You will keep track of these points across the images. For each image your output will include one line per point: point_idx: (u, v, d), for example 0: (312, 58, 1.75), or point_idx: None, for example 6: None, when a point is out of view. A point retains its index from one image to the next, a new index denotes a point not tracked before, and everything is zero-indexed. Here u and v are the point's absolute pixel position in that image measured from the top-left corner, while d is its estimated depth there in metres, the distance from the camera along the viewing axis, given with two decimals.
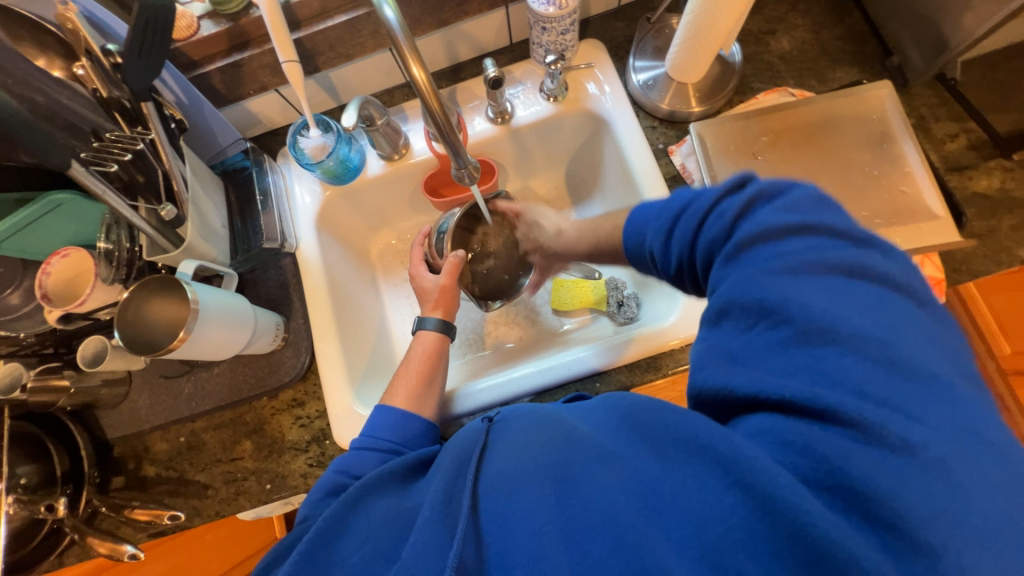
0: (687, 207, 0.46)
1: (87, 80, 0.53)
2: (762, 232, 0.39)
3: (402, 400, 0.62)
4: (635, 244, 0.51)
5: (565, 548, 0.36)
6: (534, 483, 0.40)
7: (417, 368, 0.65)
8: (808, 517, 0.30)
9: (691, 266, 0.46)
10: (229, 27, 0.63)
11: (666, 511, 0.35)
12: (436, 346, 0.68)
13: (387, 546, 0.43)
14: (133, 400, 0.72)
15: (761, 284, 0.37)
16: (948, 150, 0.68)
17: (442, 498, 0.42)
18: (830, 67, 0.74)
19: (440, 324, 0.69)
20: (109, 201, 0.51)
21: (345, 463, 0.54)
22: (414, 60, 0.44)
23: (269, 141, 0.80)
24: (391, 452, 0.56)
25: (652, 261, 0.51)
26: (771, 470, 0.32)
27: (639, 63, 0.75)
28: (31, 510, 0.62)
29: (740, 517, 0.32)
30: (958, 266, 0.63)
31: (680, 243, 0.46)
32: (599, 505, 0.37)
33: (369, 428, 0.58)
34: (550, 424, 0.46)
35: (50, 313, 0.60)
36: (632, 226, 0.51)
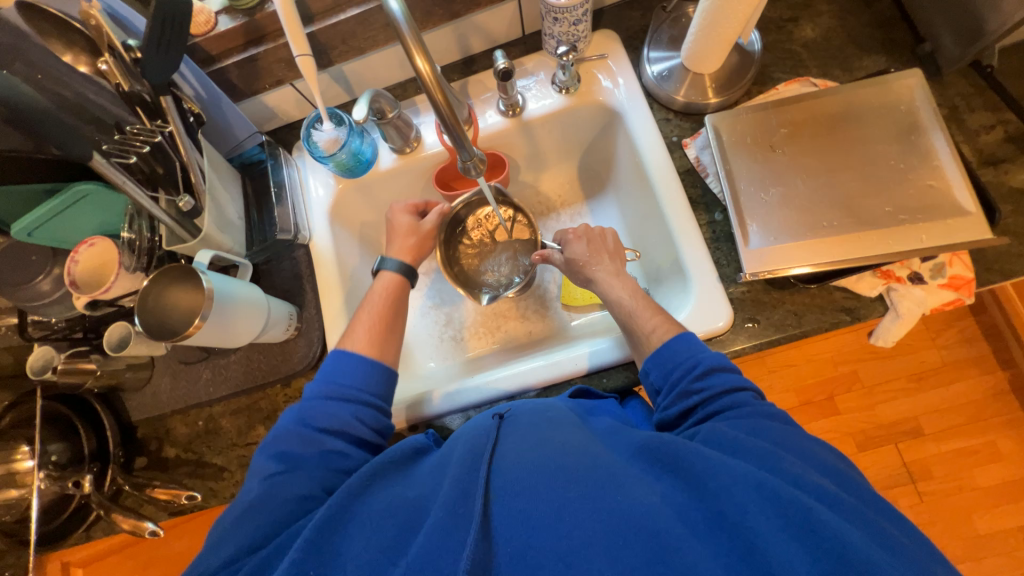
0: (732, 370, 0.53)
1: (110, 76, 0.54)
2: (767, 411, 0.48)
3: (363, 343, 0.62)
4: (675, 349, 0.55)
5: (598, 553, 0.37)
6: (567, 491, 0.41)
7: (378, 312, 0.66)
8: (867, 559, 0.34)
9: (694, 403, 0.51)
10: (245, 22, 0.65)
11: (707, 535, 0.38)
12: (396, 289, 0.69)
13: (392, 542, 0.43)
14: (156, 384, 0.74)
15: (771, 428, 0.46)
16: (983, 143, 0.64)
17: (455, 498, 0.43)
18: (857, 55, 0.71)
19: (403, 268, 0.70)
20: (130, 192, 0.52)
21: (309, 416, 0.56)
22: (419, 52, 0.44)
23: (284, 135, 0.81)
24: (346, 397, 0.57)
25: (673, 369, 0.54)
26: (827, 514, 0.36)
27: (654, 54, 0.73)
28: (61, 485, 0.68)
29: (788, 549, 0.35)
30: (990, 265, 0.60)
31: (710, 385, 0.51)
32: (640, 518, 0.38)
33: (330, 378, 0.59)
34: (561, 429, 0.48)
35: (78, 300, 0.62)
36: (685, 341, 0.55)
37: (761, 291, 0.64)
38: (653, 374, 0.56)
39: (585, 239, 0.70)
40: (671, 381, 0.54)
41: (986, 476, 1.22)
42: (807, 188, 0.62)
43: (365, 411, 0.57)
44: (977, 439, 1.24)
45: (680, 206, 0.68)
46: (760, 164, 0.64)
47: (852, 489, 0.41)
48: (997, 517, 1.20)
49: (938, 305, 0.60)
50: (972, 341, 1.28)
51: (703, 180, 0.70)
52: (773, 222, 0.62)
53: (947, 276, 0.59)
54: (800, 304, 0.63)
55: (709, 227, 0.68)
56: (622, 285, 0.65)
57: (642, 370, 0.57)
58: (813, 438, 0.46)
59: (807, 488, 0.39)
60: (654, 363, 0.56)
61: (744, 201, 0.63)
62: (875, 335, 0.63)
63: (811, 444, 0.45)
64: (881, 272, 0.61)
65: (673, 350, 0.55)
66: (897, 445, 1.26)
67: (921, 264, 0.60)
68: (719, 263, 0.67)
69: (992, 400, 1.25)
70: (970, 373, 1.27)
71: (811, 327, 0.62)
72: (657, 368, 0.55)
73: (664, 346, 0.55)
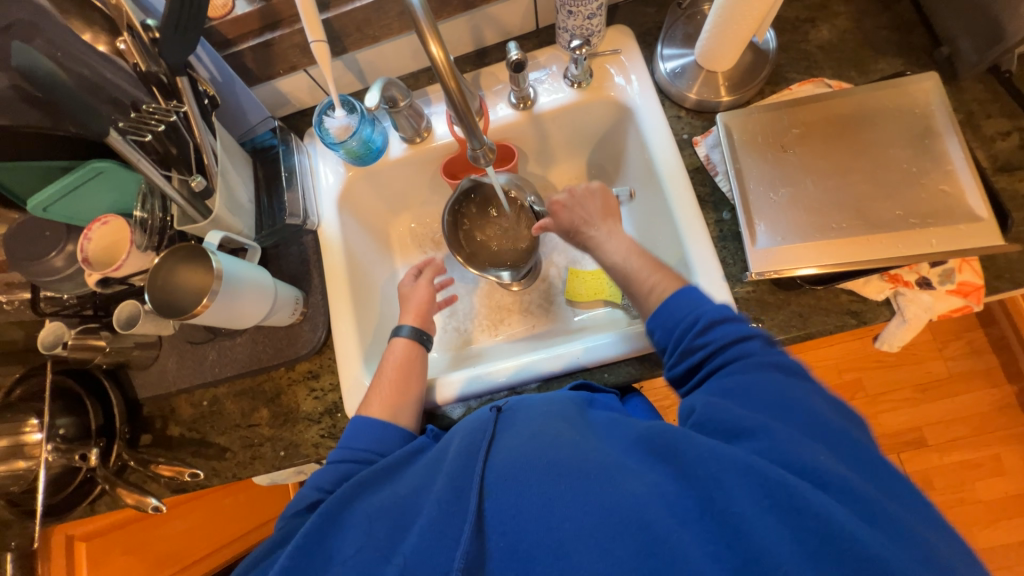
0: (736, 319, 0.50)
1: (128, 54, 0.56)
2: (775, 361, 0.46)
3: (375, 410, 0.61)
4: (676, 306, 0.52)
5: (587, 546, 0.37)
6: (554, 485, 0.40)
7: (390, 377, 0.65)
8: (850, 535, 0.33)
9: (700, 358, 0.49)
10: (262, 7, 0.65)
11: (696, 523, 0.36)
12: (407, 356, 0.67)
13: (385, 537, 0.44)
14: (162, 363, 0.76)
15: (773, 386, 0.43)
16: (998, 149, 0.63)
17: (448, 495, 0.43)
18: (872, 57, 0.70)
19: (414, 333, 0.69)
20: (144, 170, 0.53)
21: (321, 479, 0.55)
22: (432, 39, 0.44)
23: (297, 121, 0.82)
24: (359, 458, 0.56)
25: (675, 328, 0.52)
26: (812, 492, 0.35)
27: (667, 50, 0.73)
28: (69, 458, 0.68)
29: (776, 535, 0.34)
30: (1000, 272, 0.59)
31: (714, 340, 0.49)
32: (626, 507, 0.37)
33: (344, 445, 0.57)
34: (550, 423, 0.48)
35: (89, 276, 0.64)
36: (686, 296, 0.52)
37: (767, 291, 0.64)
38: (657, 334, 0.53)
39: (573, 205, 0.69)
40: (675, 341, 0.51)
41: (989, 489, 1.21)
42: (817, 190, 0.62)
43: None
44: (981, 452, 1.23)
45: (688, 204, 0.67)
46: (771, 164, 0.64)
47: (844, 453, 0.39)
48: (999, 531, 1.19)
49: (946, 311, 0.59)
50: (979, 353, 1.26)
51: (712, 179, 0.69)
52: (782, 222, 0.61)
53: (956, 282, 0.59)
54: (806, 305, 0.63)
55: (717, 226, 0.68)
56: (618, 245, 0.65)
57: (646, 329, 0.55)
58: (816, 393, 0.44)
59: (796, 467, 0.37)
60: (656, 323, 0.53)
61: (752, 200, 0.63)
62: (881, 339, 0.62)
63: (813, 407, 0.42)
64: (889, 276, 0.61)
65: (674, 306, 0.52)
66: (900, 454, 1.25)
67: (930, 270, 0.60)
68: (725, 262, 0.66)
69: (998, 413, 1.24)
70: (976, 385, 1.25)
71: (816, 329, 0.62)
72: (660, 328, 0.53)
73: (664, 304, 0.53)
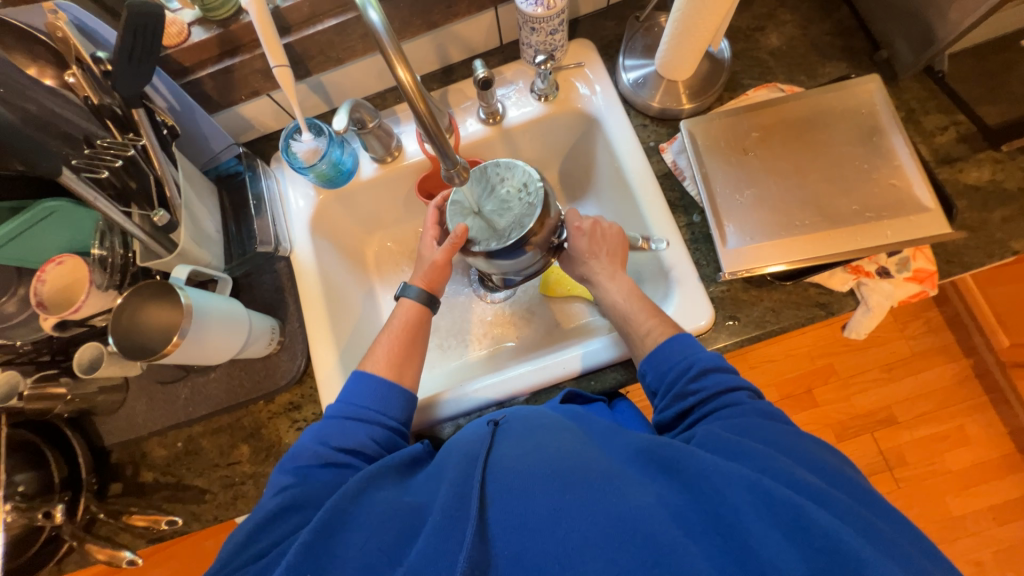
0: (725, 368, 0.53)
1: (77, 88, 0.53)
2: (763, 409, 0.49)
3: (382, 367, 0.61)
4: (669, 351, 0.55)
5: (596, 555, 0.36)
6: (563, 493, 0.40)
7: (398, 336, 0.64)
8: (859, 557, 0.34)
9: (690, 404, 0.52)
10: (220, 33, 0.64)
11: (703, 537, 0.38)
12: (416, 318, 0.66)
13: (390, 544, 0.42)
14: (130, 406, 0.72)
15: (765, 429, 0.46)
16: (938, 143, 0.68)
17: (452, 502, 0.42)
18: (819, 62, 0.74)
19: (423, 296, 0.67)
20: (101, 208, 0.51)
21: (326, 435, 0.55)
22: (399, 62, 0.44)
23: (262, 146, 0.80)
24: (365, 418, 0.56)
25: (668, 371, 0.54)
26: (821, 514, 0.36)
27: (629, 61, 0.76)
28: (30, 517, 0.62)
29: (781, 549, 0.35)
30: (950, 258, 0.63)
31: (705, 386, 0.52)
32: (635, 520, 0.38)
33: (350, 402, 0.58)
34: (550, 435, 0.47)
35: (44, 321, 0.59)
36: (678, 343, 0.55)
37: (740, 289, 0.66)
38: (649, 376, 0.56)
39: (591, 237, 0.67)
40: (667, 384, 0.54)
41: (957, 459, 1.28)
42: (779, 189, 0.65)
43: (379, 430, 0.56)
44: (946, 424, 1.30)
45: (659, 208, 0.69)
46: (734, 167, 0.67)
47: (842, 486, 0.41)
48: (968, 498, 1.26)
49: (905, 297, 0.63)
50: (937, 331, 1.34)
51: (681, 184, 0.72)
52: (749, 222, 0.64)
53: (912, 269, 0.62)
54: (778, 300, 0.65)
55: (688, 229, 0.70)
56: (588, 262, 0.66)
57: (639, 372, 0.58)
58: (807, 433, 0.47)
59: (797, 487, 0.39)
60: (649, 366, 0.56)
61: (720, 203, 0.65)
62: (849, 328, 0.65)
63: (807, 447, 0.44)
64: (851, 268, 0.64)
65: (666, 352, 0.55)
66: (874, 433, 1.31)
67: (887, 259, 0.63)
68: (699, 263, 0.68)
69: (958, 386, 1.31)
70: (937, 362, 1.32)
71: (789, 323, 0.64)
72: (653, 370, 0.56)
73: (657, 350, 0.56)
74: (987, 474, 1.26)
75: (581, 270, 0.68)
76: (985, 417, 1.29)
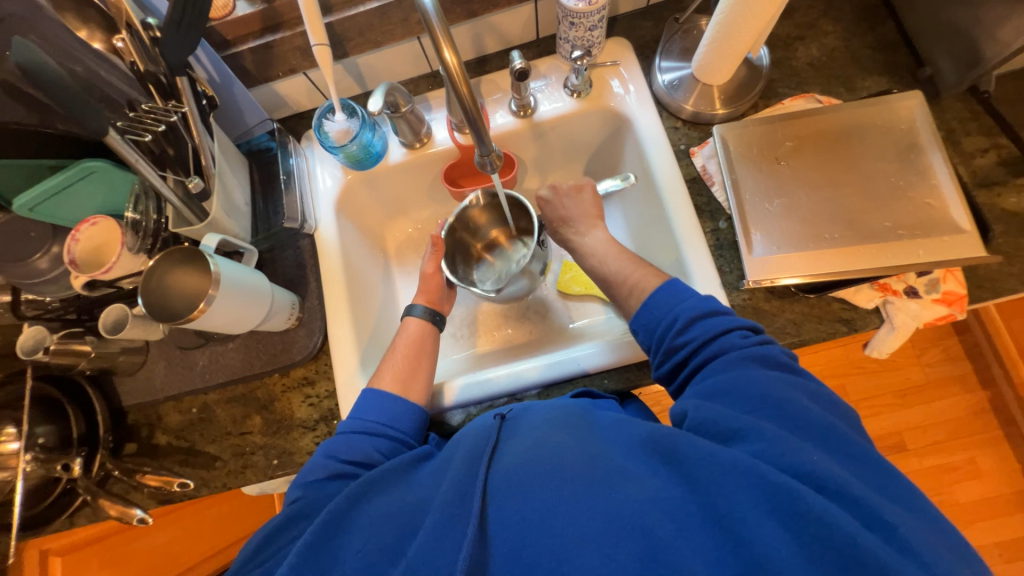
0: (717, 316, 0.53)
1: (126, 53, 0.55)
2: (755, 356, 0.48)
3: (389, 382, 0.63)
4: (655, 306, 0.56)
5: (591, 550, 0.36)
6: (560, 488, 0.40)
7: (404, 352, 0.67)
8: (851, 539, 0.33)
9: (683, 357, 0.52)
10: (264, 9, 0.65)
11: (700, 529, 0.37)
12: (420, 334, 0.70)
13: (389, 542, 0.43)
14: (150, 369, 0.73)
15: (754, 379, 0.46)
16: (978, 165, 0.66)
17: (453, 498, 0.43)
18: (860, 75, 0.73)
19: (426, 313, 0.71)
20: (142, 171, 0.51)
21: (333, 448, 0.56)
22: (446, 45, 0.44)
23: (294, 124, 0.81)
24: (371, 431, 0.57)
25: (656, 328, 0.55)
26: (813, 495, 0.35)
27: (665, 63, 0.75)
28: (48, 468, 0.65)
29: (778, 538, 0.35)
30: (981, 282, 0.62)
31: (693, 337, 0.52)
32: (630, 512, 0.37)
33: (358, 417, 0.59)
34: (555, 428, 0.47)
35: (76, 279, 0.62)
36: (665, 294, 0.56)
37: (762, 298, 0.66)
38: (641, 334, 0.57)
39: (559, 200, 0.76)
40: (658, 340, 0.55)
41: (966, 491, 1.25)
42: (810, 201, 0.64)
43: (385, 442, 0.57)
44: (957, 455, 1.27)
45: (686, 212, 0.69)
46: (765, 175, 0.66)
47: (841, 453, 0.40)
48: (976, 532, 1.23)
49: (932, 319, 0.62)
50: (955, 360, 1.31)
51: (709, 189, 0.71)
52: (776, 232, 0.63)
53: (942, 291, 0.61)
54: (800, 313, 0.64)
55: (714, 235, 0.69)
56: (608, 262, 0.66)
57: (632, 330, 0.59)
58: (802, 389, 0.45)
59: (791, 468, 0.38)
60: (639, 323, 0.57)
61: (748, 211, 0.65)
62: (871, 346, 0.64)
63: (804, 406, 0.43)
64: (879, 285, 0.62)
65: (654, 306, 0.56)
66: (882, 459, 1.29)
67: (917, 279, 0.62)
68: (722, 269, 0.68)
69: (973, 418, 1.28)
70: (953, 391, 1.30)
71: (810, 336, 0.63)
72: (643, 327, 0.57)
73: (644, 307, 0.57)
74: (997, 509, 1.24)
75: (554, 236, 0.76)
76: (999, 452, 1.26)
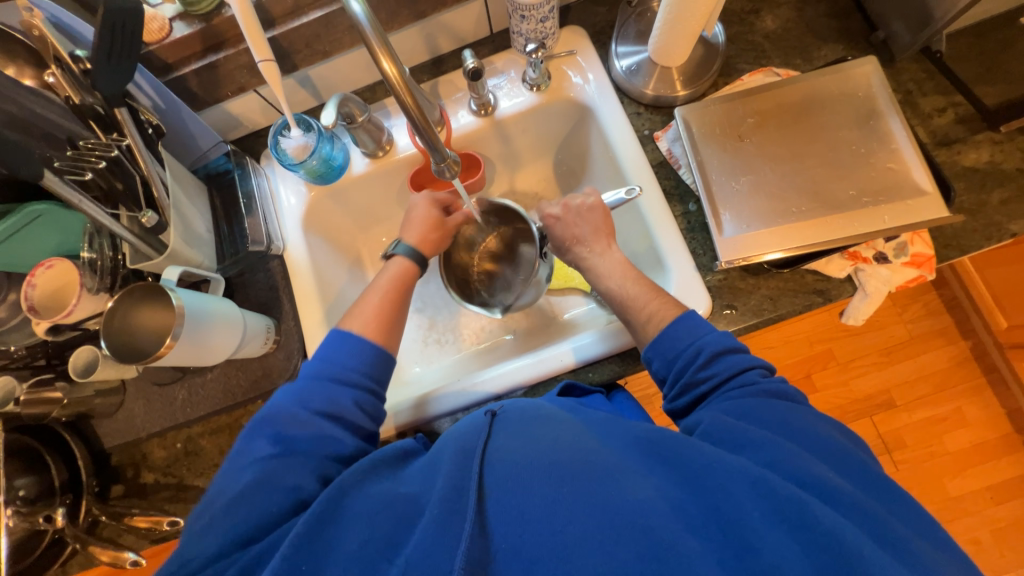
0: (739, 352, 0.52)
1: (57, 87, 0.52)
2: (777, 391, 0.48)
3: (363, 329, 0.61)
4: (677, 334, 0.54)
5: (591, 550, 0.36)
6: (563, 487, 0.40)
7: (381, 297, 0.65)
8: (859, 551, 0.34)
9: (702, 391, 0.51)
10: (202, 28, 0.62)
11: (703, 530, 0.37)
12: (403, 274, 0.67)
13: (384, 546, 0.41)
14: (128, 409, 0.71)
15: (777, 411, 0.45)
16: (936, 125, 0.67)
17: (449, 494, 0.41)
18: (816, 45, 0.73)
19: (410, 252, 0.69)
20: (86, 210, 0.50)
21: (309, 399, 0.53)
22: (385, 55, 0.43)
23: (251, 143, 0.79)
24: (350, 382, 0.55)
25: (676, 358, 0.53)
26: (824, 512, 0.36)
27: (621, 48, 0.74)
28: (32, 521, 0.63)
29: (783, 545, 0.35)
30: (948, 242, 0.63)
31: (716, 371, 0.51)
32: (636, 514, 0.37)
33: (330, 362, 0.56)
34: (555, 425, 0.47)
35: (38, 325, 0.59)
36: (685, 324, 0.54)
37: (737, 278, 0.66)
38: (656, 363, 0.55)
39: (568, 218, 0.69)
40: (676, 371, 0.53)
41: (955, 441, 1.29)
42: (775, 176, 0.64)
43: (365, 398, 0.55)
44: (944, 407, 1.31)
45: (655, 199, 0.68)
46: (730, 154, 0.66)
47: (856, 477, 0.40)
48: (967, 479, 1.27)
49: (903, 282, 0.62)
50: (936, 314, 1.34)
51: (676, 172, 0.71)
52: (745, 210, 0.63)
53: (910, 254, 0.62)
54: (775, 289, 0.65)
55: (684, 218, 0.69)
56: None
57: (644, 358, 0.57)
58: (821, 417, 0.46)
59: (804, 482, 0.38)
60: (656, 352, 0.55)
61: (716, 191, 0.64)
62: (846, 314, 0.65)
63: (821, 431, 0.44)
64: (848, 254, 0.63)
65: (673, 336, 0.54)
66: (872, 417, 1.32)
67: (885, 244, 0.63)
68: (695, 252, 0.68)
69: (956, 369, 1.32)
70: (935, 345, 1.33)
71: (786, 311, 0.64)
72: (659, 356, 0.54)
73: (663, 334, 0.55)
74: (985, 455, 1.28)
75: (570, 257, 0.70)
76: (983, 399, 1.30)
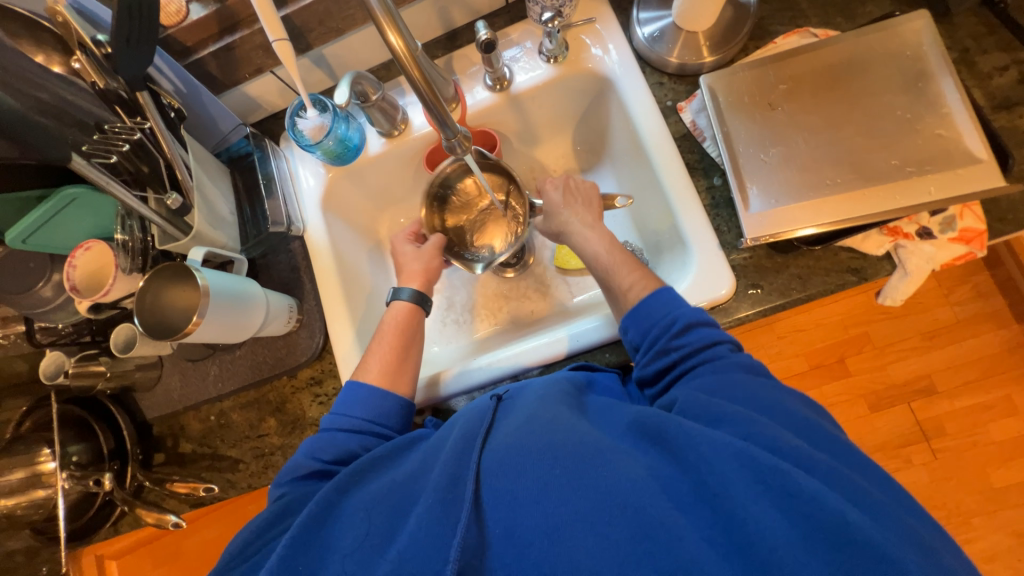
0: (711, 324, 0.50)
1: (84, 73, 0.54)
2: (749, 365, 0.47)
3: (376, 375, 0.61)
4: (654, 305, 0.52)
5: (582, 529, 0.36)
6: (551, 470, 0.39)
7: (391, 342, 0.64)
8: (843, 519, 0.33)
9: (673, 360, 0.49)
10: (217, 9, 0.63)
11: (693, 508, 0.37)
12: (408, 317, 0.67)
13: (382, 529, 0.43)
14: (166, 382, 0.75)
15: (750, 385, 0.44)
16: (996, 85, 0.61)
17: (446, 479, 0.42)
18: (859, 1, 0.67)
19: (415, 296, 0.68)
20: (115, 192, 0.52)
21: (319, 450, 0.55)
22: (391, 28, 0.42)
23: (270, 125, 0.80)
24: (357, 428, 0.57)
25: (651, 327, 0.52)
26: (806, 478, 0.35)
27: (644, 14, 0.70)
28: (84, 484, 0.69)
29: (770, 517, 0.34)
30: (1003, 215, 0.58)
31: (690, 341, 0.49)
32: (624, 493, 0.37)
33: (341, 413, 0.58)
34: (540, 406, 0.46)
35: (80, 304, 0.63)
36: (661, 296, 0.53)
37: (763, 256, 0.63)
38: (631, 332, 0.54)
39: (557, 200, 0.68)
40: (650, 338, 0.52)
41: (1003, 429, 1.21)
42: (809, 146, 0.60)
43: (373, 441, 0.56)
44: (992, 393, 1.23)
45: (677, 174, 0.65)
46: (759, 124, 0.62)
47: (829, 448, 0.40)
48: (1014, 469, 1.20)
49: (949, 259, 0.58)
50: (987, 296, 1.25)
51: (700, 145, 0.67)
52: (774, 184, 0.59)
53: (958, 229, 0.57)
54: (805, 267, 0.61)
55: (709, 193, 0.66)
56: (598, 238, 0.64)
57: (620, 327, 0.55)
58: (789, 392, 0.45)
59: (785, 453, 0.38)
60: (632, 321, 0.54)
61: (743, 164, 0.61)
62: (884, 295, 0.61)
63: (794, 405, 0.43)
64: (888, 229, 0.59)
65: (650, 307, 0.53)
66: (910, 404, 1.25)
67: (930, 219, 0.58)
68: (720, 229, 0.65)
69: (1007, 354, 1.23)
70: (985, 328, 1.24)
71: (817, 290, 0.60)
72: (635, 325, 0.53)
73: (640, 304, 0.53)
74: None
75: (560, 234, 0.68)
76: None
